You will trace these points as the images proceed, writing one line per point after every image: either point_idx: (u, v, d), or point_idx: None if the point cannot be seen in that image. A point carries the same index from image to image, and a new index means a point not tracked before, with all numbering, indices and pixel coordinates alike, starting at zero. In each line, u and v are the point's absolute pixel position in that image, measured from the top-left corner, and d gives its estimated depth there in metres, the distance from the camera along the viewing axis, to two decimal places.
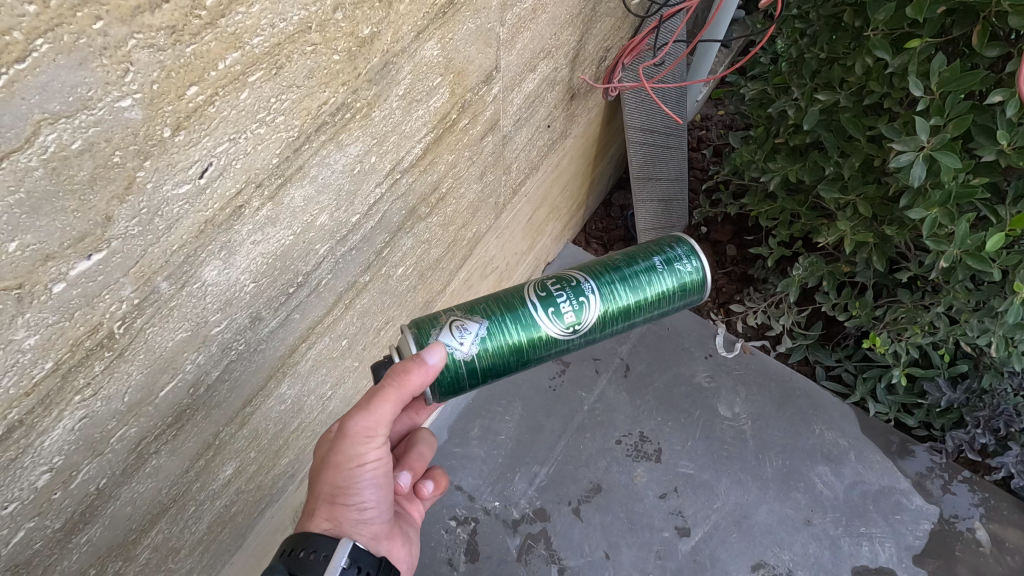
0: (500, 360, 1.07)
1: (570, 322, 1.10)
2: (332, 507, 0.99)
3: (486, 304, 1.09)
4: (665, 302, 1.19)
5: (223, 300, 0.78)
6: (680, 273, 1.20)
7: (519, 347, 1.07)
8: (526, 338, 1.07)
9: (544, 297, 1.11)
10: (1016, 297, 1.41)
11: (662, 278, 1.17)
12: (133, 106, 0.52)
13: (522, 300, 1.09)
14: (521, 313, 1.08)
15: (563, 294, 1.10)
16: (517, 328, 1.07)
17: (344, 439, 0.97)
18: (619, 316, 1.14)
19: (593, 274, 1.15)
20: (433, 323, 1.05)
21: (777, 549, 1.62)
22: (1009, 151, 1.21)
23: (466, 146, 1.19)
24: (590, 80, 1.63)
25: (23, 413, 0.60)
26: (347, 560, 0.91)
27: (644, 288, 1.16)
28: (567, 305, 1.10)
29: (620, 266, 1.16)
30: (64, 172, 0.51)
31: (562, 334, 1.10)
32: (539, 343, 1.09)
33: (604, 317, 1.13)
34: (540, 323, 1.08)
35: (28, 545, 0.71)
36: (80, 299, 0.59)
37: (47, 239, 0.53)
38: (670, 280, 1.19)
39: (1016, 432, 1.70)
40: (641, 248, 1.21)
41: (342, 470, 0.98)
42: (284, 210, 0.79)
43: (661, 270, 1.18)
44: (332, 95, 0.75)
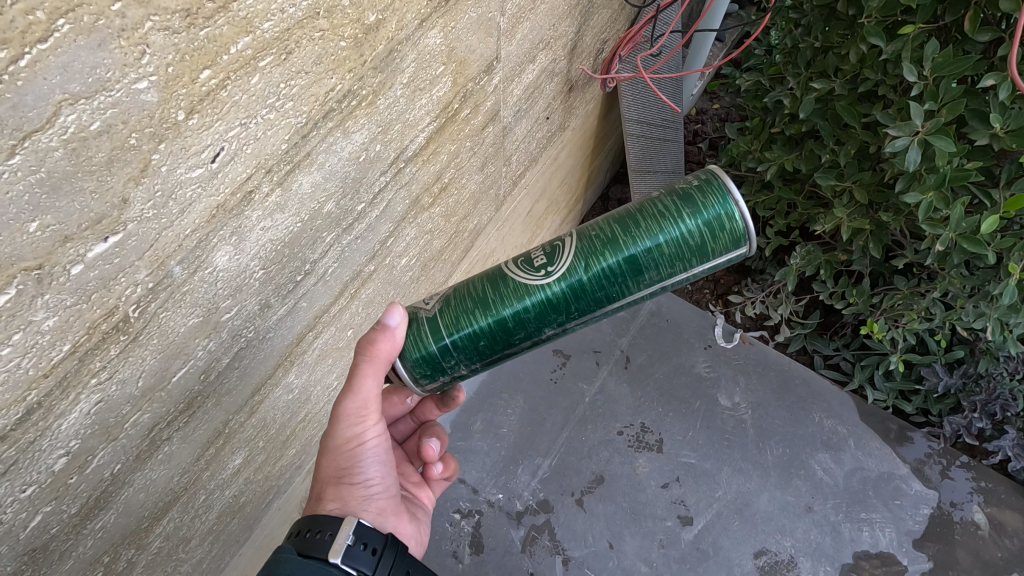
0: (463, 312, 0.95)
1: (541, 266, 0.94)
2: (338, 487, 1.00)
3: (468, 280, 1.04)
4: (679, 238, 0.93)
5: (233, 287, 0.79)
6: (696, 201, 0.94)
7: (487, 302, 0.95)
8: (492, 291, 0.95)
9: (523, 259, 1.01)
10: (1011, 278, 1.42)
11: (675, 201, 0.95)
12: (148, 88, 0.54)
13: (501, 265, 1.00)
14: (494, 272, 0.98)
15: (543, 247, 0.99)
16: (485, 283, 0.96)
17: (340, 421, 0.98)
18: (612, 255, 0.93)
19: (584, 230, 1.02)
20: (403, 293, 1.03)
21: (779, 536, 1.63)
22: (1001, 134, 1.23)
23: (468, 136, 1.21)
24: (589, 71, 1.65)
25: (41, 395, 0.61)
26: (353, 538, 0.87)
27: (642, 220, 0.94)
28: (541, 253, 0.97)
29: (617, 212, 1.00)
30: (83, 153, 0.52)
31: (534, 279, 0.94)
32: (512, 292, 0.94)
33: (587, 258, 0.93)
34: (509, 274, 0.96)
35: (44, 530, 0.72)
36: (97, 281, 0.60)
37: (66, 220, 0.53)
38: (678, 207, 0.94)
39: (1012, 415, 1.75)
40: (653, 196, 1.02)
41: (344, 450, 1.00)
42: (293, 196, 0.80)
43: (668, 200, 0.95)
44: (339, 82, 0.77)
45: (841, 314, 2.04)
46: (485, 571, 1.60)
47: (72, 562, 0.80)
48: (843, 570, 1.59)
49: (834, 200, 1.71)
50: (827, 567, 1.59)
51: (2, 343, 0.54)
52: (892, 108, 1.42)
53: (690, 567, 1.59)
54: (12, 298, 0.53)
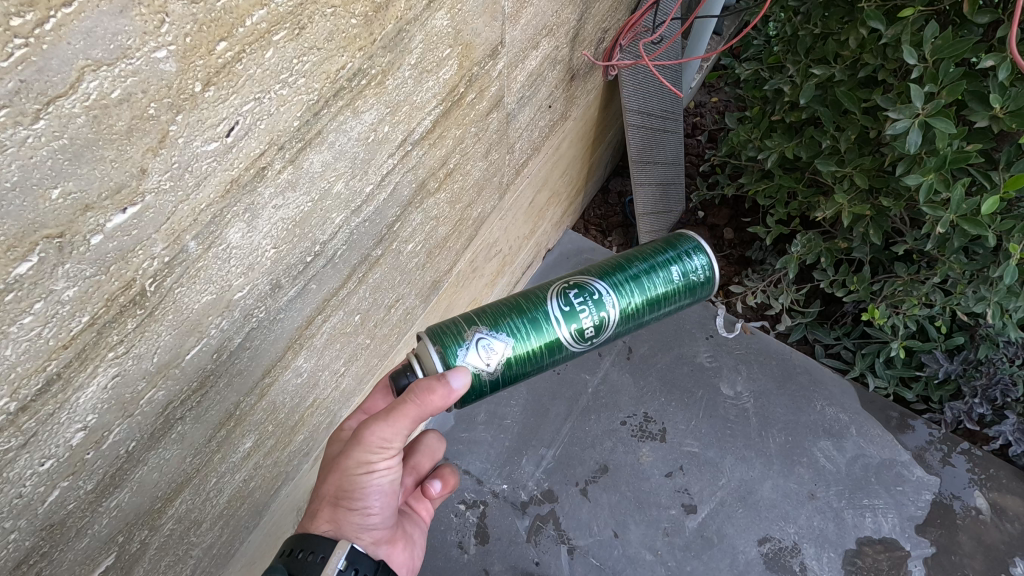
0: (523, 370, 1.11)
1: (588, 336, 1.15)
2: (336, 508, 0.99)
3: (507, 315, 1.11)
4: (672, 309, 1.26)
5: (246, 264, 0.79)
6: (694, 277, 1.25)
7: (540, 359, 1.12)
8: (546, 351, 1.12)
9: (566, 305, 1.14)
10: (1010, 259, 1.43)
11: (682, 279, 1.24)
12: (167, 57, 0.54)
13: (547, 314, 1.12)
14: (544, 327, 1.11)
15: (588, 307, 1.14)
16: (539, 342, 1.11)
17: (358, 448, 0.95)
18: (634, 321, 1.21)
19: (613, 281, 1.18)
20: (456, 335, 1.06)
21: (783, 523, 1.64)
22: (1001, 115, 1.25)
23: (473, 122, 1.22)
24: (591, 59, 1.66)
25: (61, 365, 0.62)
26: (344, 563, 0.92)
27: (657, 293, 1.21)
28: (588, 318, 1.14)
29: (643, 274, 1.20)
30: (105, 121, 0.53)
31: (579, 345, 1.16)
32: (559, 355, 1.14)
33: (618, 328, 1.19)
34: (560, 336, 1.13)
35: (61, 506, 0.73)
36: (116, 252, 0.61)
37: (87, 188, 0.54)
38: (681, 282, 1.23)
39: (1012, 400, 1.75)
40: (662, 250, 1.24)
41: (353, 476, 0.97)
42: (304, 174, 0.81)
43: (675, 273, 1.23)
44: (350, 60, 0.78)
45: (841, 303, 2.04)
46: (491, 562, 1.61)
47: (87, 540, 0.81)
48: (846, 556, 1.60)
49: (835, 186, 1.73)
50: (830, 553, 1.61)
51: (25, 311, 0.55)
52: (893, 92, 1.44)
53: (695, 554, 1.60)
54: (35, 265, 0.53)
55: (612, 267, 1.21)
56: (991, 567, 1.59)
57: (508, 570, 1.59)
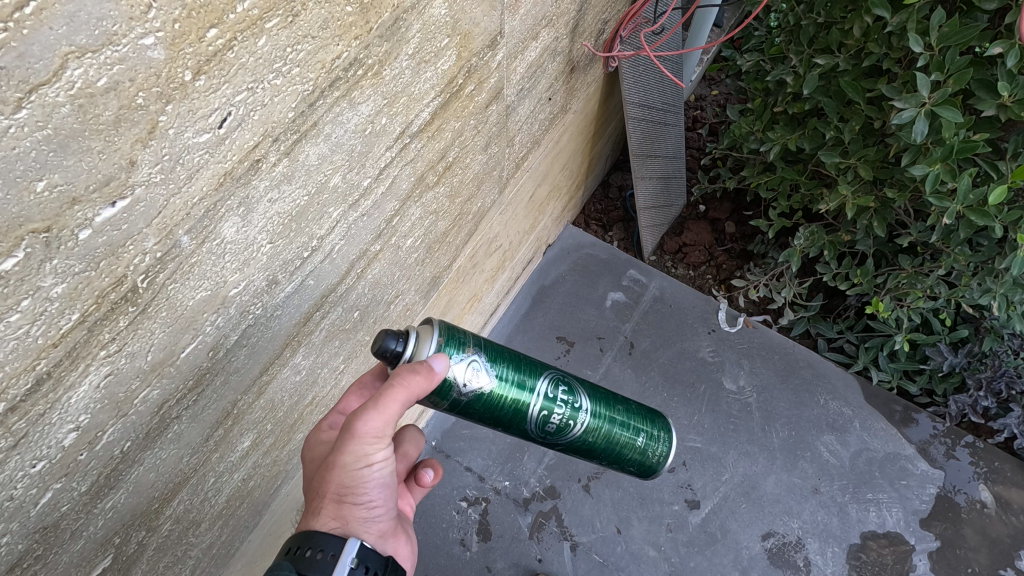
0: (477, 416, 1.05)
1: (544, 430, 1.10)
2: (339, 506, 0.95)
3: (507, 364, 1.04)
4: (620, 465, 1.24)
5: (241, 259, 0.78)
6: (649, 457, 1.24)
7: (496, 420, 1.06)
8: (508, 417, 1.06)
9: (552, 393, 1.09)
10: (1017, 250, 1.42)
11: (644, 448, 1.23)
12: (155, 45, 0.53)
13: (535, 386, 1.07)
14: (525, 394, 1.05)
15: (565, 409, 1.10)
16: (513, 404, 1.05)
17: (351, 441, 0.92)
18: (582, 449, 1.16)
19: (596, 405, 1.15)
20: (459, 346, 1.00)
21: (787, 518, 1.63)
22: (1009, 103, 1.24)
23: (473, 113, 1.20)
24: (592, 51, 1.64)
25: (51, 364, 0.60)
26: (354, 560, 0.89)
27: (618, 447, 1.19)
28: (558, 417, 1.09)
29: (619, 419, 1.18)
30: (90, 110, 0.51)
31: (532, 432, 1.10)
32: (514, 426, 1.08)
33: (563, 448, 1.15)
34: (531, 414, 1.07)
35: (55, 508, 0.71)
36: (105, 248, 0.59)
37: (74, 180, 0.53)
38: (639, 448, 1.22)
39: (1017, 393, 1.72)
40: (644, 419, 1.23)
41: (349, 469, 0.94)
42: (300, 167, 0.79)
43: (642, 447, 1.22)
44: (345, 49, 0.76)
45: (844, 296, 2.02)
46: (494, 559, 1.59)
47: (83, 542, 0.79)
48: (850, 550, 1.59)
49: (838, 178, 1.71)
50: (834, 548, 1.59)
51: (11, 309, 0.53)
52: (899, 80, 1.42)
53: (698, 550, 1.59)
54: (20, 261, 0.52)
55: (602, 395, 1.18)
56: (996, 561, 1.57)
57: (510, 567, 1.58)
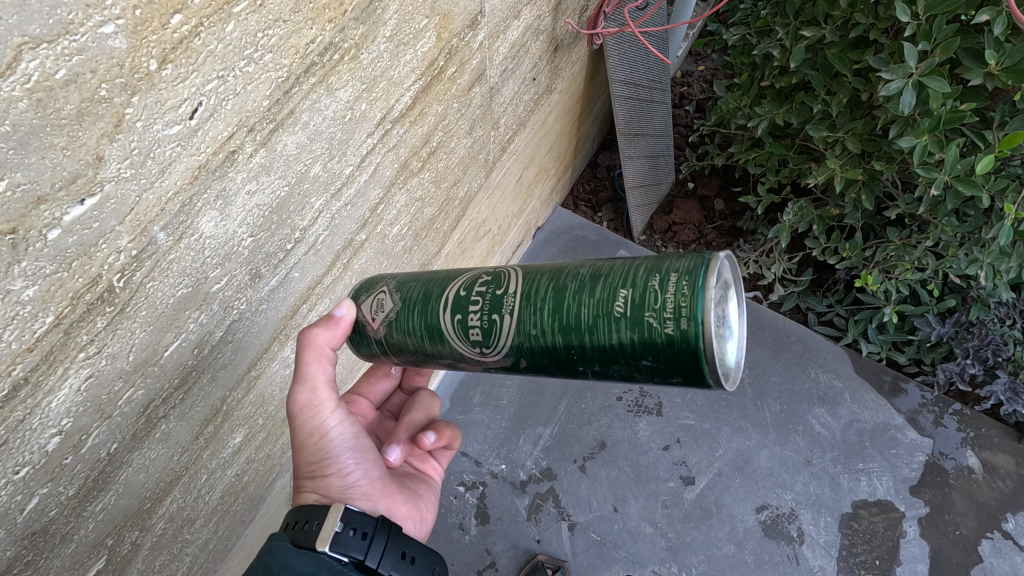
0: (405, 350, 0.94)
1: (476, 343, 0.85)
2: (314, 480, 0.96)
3: (416, 284, 0.93)
4: (621, 355, 0.75)
5: (222, 255, 0.76)
6: (653, 330, 0.72)
7: (421, 346, 0.91)
8: (425, 337, 0.90)
9: (467, 294, 0.87)
10: (1004, 220, 1.42)
11: (633, 321, 0.73)
12: (116, 33, 0.51)
13: (440, 297, 0.89)
14: (430, 310, 0.89)
15: (482, 306, 0.84)
16: (422, 323, 0.90)
17: (294, 418, 0.93)
18: (544, 351, 0.81)
19: (537, 284, 0.82)
20: (371, 287, 0.98)
21: (780, 490, 1.65)
22: (996, 72, 1.23)
23: (455, 97, 1.17)
24: (575, 27, 1.61)
25: (27, 369, 0.58)
26: (341, 525, 0.85)
27: (583, 328, 0.77)
28: (476, 318, 0.85)
29: (578, 288, 0.78)
30: (50, 104, 0.49)
31: (468, 350, 0.87)
32: (446, 351, 0.89)
33: (526, 355, 0.83)
34: (444, 328, 0.88)
35: (42, 513, 0.70)
36: (77, 247, 0.57)
37: (38, 178, 0.51)
38: (620, 319, 0.74)
39: (1004, 360, 1.73)
40: (631, 273, 0.75)
41: (306, 443, 0.95)
42: (278, 157, 0.77)
43: (621, 317, 0.74)
44: (319, 33, 0.73)
45: (833, 270, 2.01)
46: (493, 541, 1.60)
47: (74, 546, 0.78)
48: (842, 519, 1.61)
49: (827, 152, 1.70)
50: (827, 518, 1.61)
51: None
52: (886, 51, 1.41)
53: (694, 525, 1.60)
54: None
55: (555, 268, 0.83)
56: (984, 524, 1.60)
57: (509, 549, 1.59)
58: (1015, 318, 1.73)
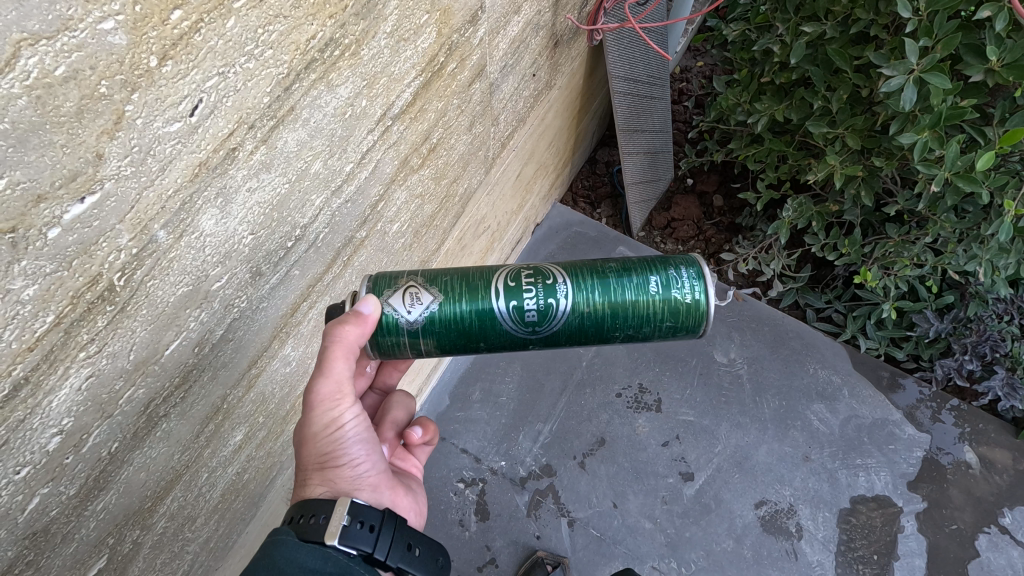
0: (445, 339, 1.00)
1: (531, 323, 1.00)
2: (323, 472, 0.93)
3: (450, 277, 1.01)
4: (649, 323, 1.03)
5: (222, 253, 0.75)
6: (677, 302, 1.02)
7: (466, 332, 1.00)
8: (474, 323, 0.99)
9: (512, 284, 1.00)
10: (1004, 216, 1.43)
11: (663, 296, 1.02)
12: (115, 29, 0.51)
13: (487, 286, 1.00)
14: (480, 298, 0.99)
15: (537, 292, 0.99)
16: (471, 311, 0.99)
17: (312, 409, 0.92)
18: (588, 326, 1.02)
19: (576, 275, 1.02)
20: (390, 282, 0.99)
21: (779, 486, 1.65)
22: (997, 68, 1.24)
23: (455, 93, 1.16)
24: (576, 23, 1.60)
25: (27, 369, 0.58)
26: (349, 518, 0.85)
27: (622, 305, 1.01)
28: (533, 302, 0.99)
29: (613, 276, 1.02)
30: (49, 102, 0.49)
31: (519, 331, 1.01)
32: (495, 334, 1.01)
33: (570, 330, 1.02)
34: (496, 313, 0.99)
35: (43, 513, 0.70)
36: (77, 246, 0.57)
37: (37, 176, 0.51)
38: (655, 295, 1.02)
39: (1002, 356, 1.73)
40: (652, 265, 1.04)
41: (320, 435, 0.93)
42: (278, 155, 0.76)
43: (655, 292, 1.02)
44: (320, 29, 0.73)
45: (832, 266, 2.02)
46: (493, 538, 1.60)
47: (75, 545, 0.78)
48: (841, 515, 1.62)
49: (827, 147, 1.70)
50: (825, 513, 1.62)
51: None
52: (887, 47, 1.41)
53: (693, 520, 1.61)
54: None
55: (579, 263, 1.05)
56: (981, 519, 1.61)
57: (509, 545, 1.59)
58: (1013, 314, 1.74)
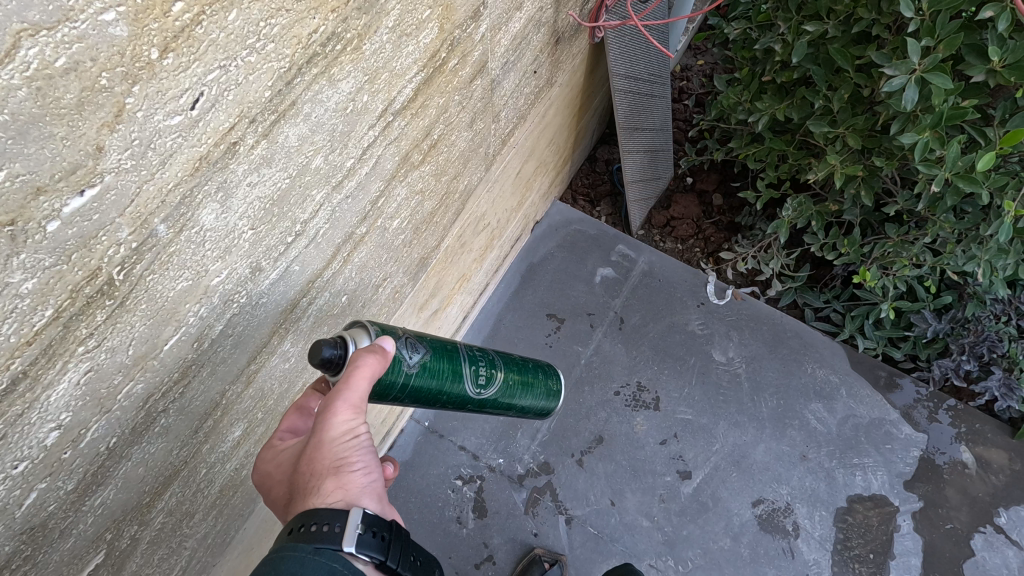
0: (423, 392, 1.06)
1: (478, 387, 1.15)
2: (338, 480, 0.88)
3: (432, 338, 1.10)
4: (533, 403, 1.30)
5: (222, 247, 0.75)
6: (552, 387, 1.34)
7: (441, 388, 1.08)
8: (450, 381, 1.09)
9: (468, 352, 1.15)
10: (1004, 217, 1.43)
11: (546, 383, 1.32)
12: (117, 21, 0.50)
13: (458, 351, 1.12)
14: (455, 360, 1.11)
15: (485, 362, 1.17)
16: (449, 370, 1.09)
17: (334, 416, 0.89)
18: (502, 399, 1.22)
19: (499, 354, 1.23)
20: (390, 332, 1.02)
21: (776, 485, 1.65)
22: (999, 69, 1.24)
23: (457, 89, 1.16)
24: (577, 19, 1.60)
25: (26, 363, 0.58)
26: (363, 526, 0.84)
27: (523, 385, 1.26)
28: (482, 370, 1.16)
29: (517, 362, 1.26)
30: (49, 93, 0.48)
31: (469, 392, 1.13)
32: (454, 394, 1.11)
33: (490, 400, 1.20)
34: (461, 375, 1.11)
35: (41, 508, 0.70)
36: (76, 240, 0.56)
37: (37, 169, 0.50)
38: (544, 380, 1.31)
39: (998, 356, 1.74)
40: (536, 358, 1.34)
41: (338, 438, 0.90)
42: (279, 149, 0.76)
43: (545, 378, 1.32)
44: (322, 23, 0.72)
45: (831, 266, 2.02)
46: (490, 535, 1.60)
47: (72, 540, 0.78)
48: (838, 514, 1.62)
49: (827, 147, 1.70)
50: (822, 512, 1.62)
51: None
52: (889, 46, 1.41)
53: (690, 519, 1.61)
54: None
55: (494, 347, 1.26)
56: (976, 518, 1.62)
57: (507, 543, 1.59)
58: (1011, 314, 1.74)
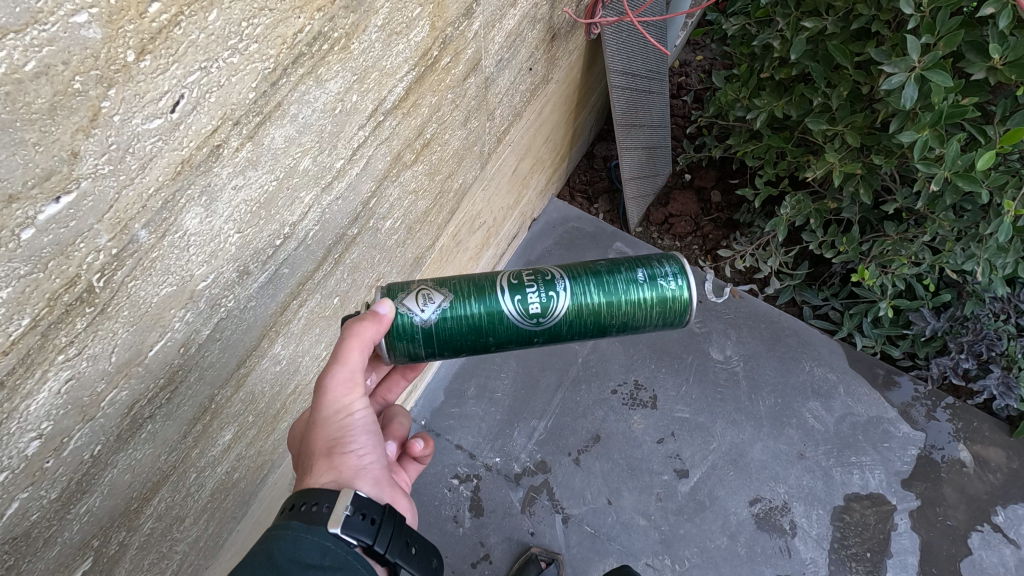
0: (456, 338, 1.00)
1: (534, 316, 1.01)
2: (331, 459, 0.90)
3: (459, 280, 1.02)
4: (635, 314, 1.05)
5: (208, 252, 0.73)
6: (660, 291, 1.05)
7: (478, 329, 1.00)
8: (485, 319, 1.00)
9: (517, 280, 1.02)
10: (1004, 216, 1.41)
11: (651, 286, 1.05)
12: (89, 23, 0.49)
13: (495, 286, 1.01)
14: (490, 298, 1.00)
15: (538, 287, 1.01)
16: (483, 310, 1.00)
17: (325, 395, 0.90)
18: (586, 321, 1.03)
19: (572, 272, 1.04)
20: (401, 288, 1.00)
21: (773, 483, 1.65)
22: (999, 67, 1.22)
23: (450, 88, 1.14)
24: (573, 15, 1.58)
25: (2, 372, 0.56)
26: (352, 509, 0.82)
27: (618, 294, 1.03)
28: (535, 296, 1.01)
29: (603, 270, 1.04)
30: (19, 98, 0.47)
31: (524, 325, 1.01)
32: (504, 333, 1.01)
33: (569, 322, 1.02)
34: (503, 310, 1.00)
35: (24, 517, 0.68)
36: (53, 248, 0.55)
37: (9, 176, 0.49)
38: (646, 286, 1.05)
39: (997, 354, 1.73)
40: (635, 260, 1.07)
41: (331, 419, 0.91)
42: (265, 151, 0.74)
43: (645, 282, 1.05)
44: (308, 22, 0.71)
45: (829, 264, 2.01)
46: (487, 534, 1.60)
47: (58, 548, 0.77)
48: (835, 512, 1.62)
49: (826, 145, 1.68)
50: (819, 511, 1.62)
51: None
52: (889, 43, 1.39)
53: (687, 517, 1.60)
54: None
55: (574, 264, 1.08)
56: (974, 517, 1.61)
57: (503, 542, 1.59)
58: (1010, 313, 1.72)
